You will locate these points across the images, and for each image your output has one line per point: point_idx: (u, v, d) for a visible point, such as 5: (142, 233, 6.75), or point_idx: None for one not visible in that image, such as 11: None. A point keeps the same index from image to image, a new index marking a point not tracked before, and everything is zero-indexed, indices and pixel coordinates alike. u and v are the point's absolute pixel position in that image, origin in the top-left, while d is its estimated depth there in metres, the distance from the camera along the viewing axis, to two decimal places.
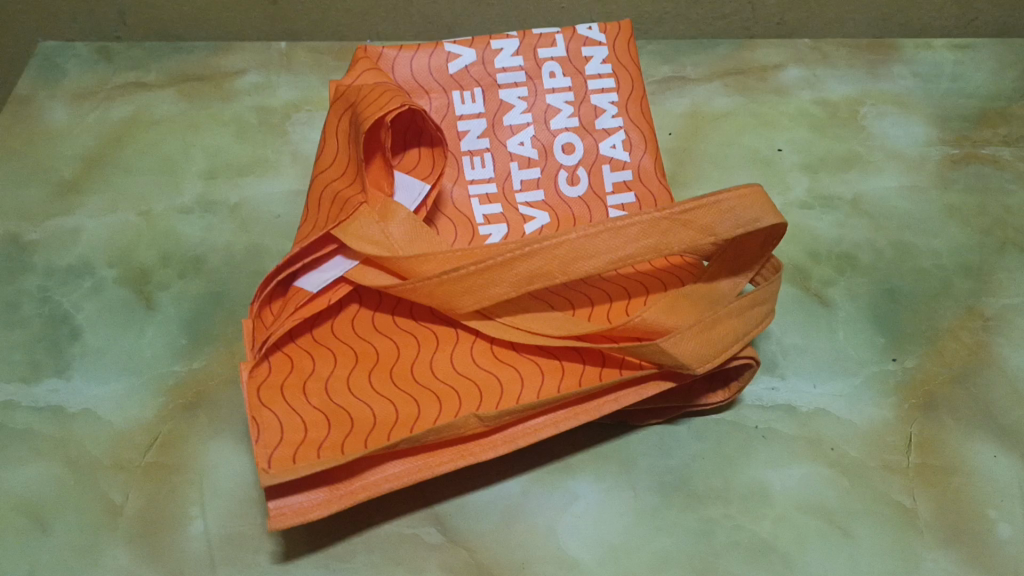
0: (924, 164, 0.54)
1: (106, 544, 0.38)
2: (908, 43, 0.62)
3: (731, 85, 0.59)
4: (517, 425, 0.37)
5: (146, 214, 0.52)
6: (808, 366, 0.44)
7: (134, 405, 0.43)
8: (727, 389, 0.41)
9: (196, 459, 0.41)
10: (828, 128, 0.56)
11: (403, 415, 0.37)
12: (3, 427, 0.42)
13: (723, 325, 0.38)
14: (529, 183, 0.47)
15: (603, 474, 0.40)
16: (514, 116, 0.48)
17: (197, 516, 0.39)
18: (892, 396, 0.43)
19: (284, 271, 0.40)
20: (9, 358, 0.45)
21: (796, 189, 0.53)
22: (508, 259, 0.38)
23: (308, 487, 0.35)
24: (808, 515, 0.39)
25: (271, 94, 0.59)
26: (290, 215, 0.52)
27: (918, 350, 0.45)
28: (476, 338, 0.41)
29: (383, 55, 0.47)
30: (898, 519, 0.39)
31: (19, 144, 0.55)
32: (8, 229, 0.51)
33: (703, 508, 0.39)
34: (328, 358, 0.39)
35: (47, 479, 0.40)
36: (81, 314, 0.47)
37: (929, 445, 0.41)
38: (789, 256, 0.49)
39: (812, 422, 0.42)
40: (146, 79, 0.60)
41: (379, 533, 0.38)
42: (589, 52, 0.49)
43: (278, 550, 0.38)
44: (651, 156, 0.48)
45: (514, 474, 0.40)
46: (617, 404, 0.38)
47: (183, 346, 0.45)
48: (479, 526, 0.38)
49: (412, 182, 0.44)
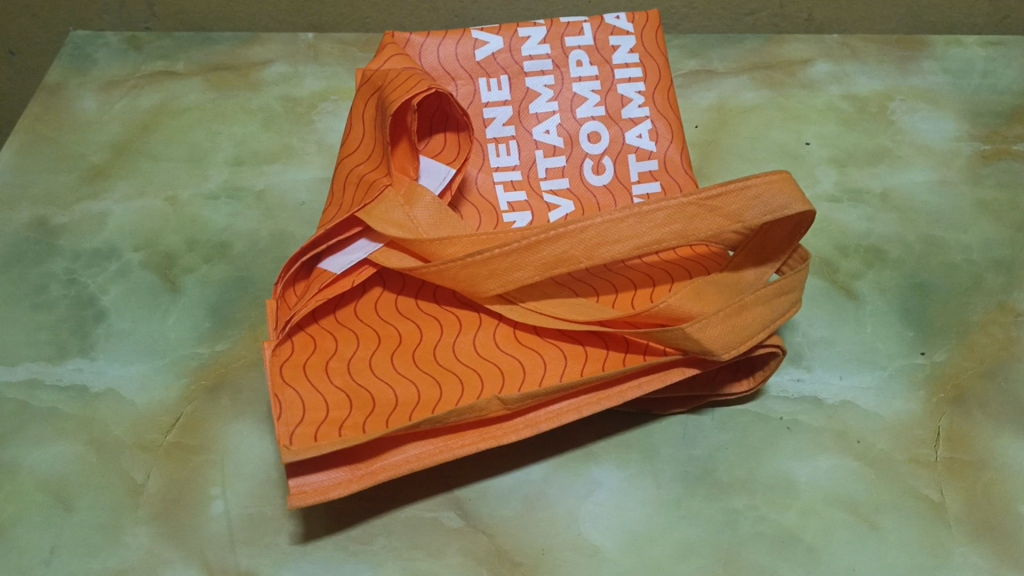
0: (955, 159, 0.53)
1: (128, 523, 0.38)
2: (939, 40, 0.61)
3: (759, 79, 0.58)
4: (539, 410, 0.37)
5: (172, 200, 0.52)
6: (836, 358, 0.44)
7: (157, 386, 0.43)
8: (752, 378, 0.41)
9: (219, 441, 0.41)
10: (857, 123, 0.56)
11: (425, 397, 0.37)
12: (28, 406, 0.42)
13: (750, 312, 0.38)
14: (554, 171, 0.47)
15: (625, 462, 0.40)
16: (540, 104, 0.48)
17: (218, 497, 0.39)
18: (921, 390, 0.42)
19: (309, 253, 0.40)
20: (35, 339, 0.45)
21: (823, 182, 0.52)
22: (532, 242, 0.37)
23: (329, 466, 0.35)
24: (834, 508, 0.38)
25: (298, 84, 0.59)
26: (315, 202, 0.52)
27: (947, 343, 0.44)
28: (499, 322, 0.41)
29: (411, 41, 0.47)
30: (926, 513, 0.38)
31: (49, 131, 0.56)
32: (36, 212, 0.51)
33: (727, 498, 0.39)
34: (351, 339, 0.39)
35: (70, 458, 0.40)
36: (106, 297, 0.47)
37: (959, 439, 0.40)
38: (816, 249, 0.48)
39: (838, 414, 0.41)
40: (174, 69, 0.60)
41: (399, 517, 0.38)
42: (617, 41, 0.49)
43: (298, 531, 0.38)
44: (678, 146, 0.48)
45: (536, 461, 0.40)
46: (640, 391, 0.37)
47: (206, 329, 0.45)
48: (500, 512, 0.38)
49: (437, 167, 0.44)
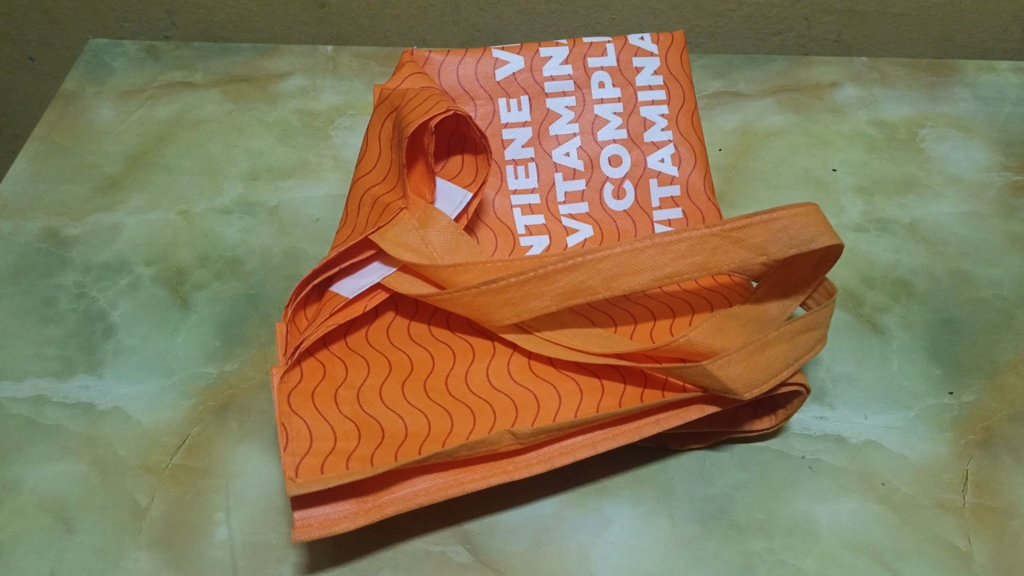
0: (986, 191, 0.52)
1: (129, 547, 0.37)
2: (970, 65, 0.59)
3: (785, 102, 0.57)
4: (553, 444, 0.36)
5: (186, 214, 0.51)
6: (860, 396, 0.42)
7: (164, 406, 0.42)
8: (774, 416, 0.40)
9: (224, 464, 0.40)
10: (885, 149, 0.54)
11: (435, 428, 0.36)
12: (32, 422, 0.41)
13: (773, 349, 0.37)
14: (574, 195, 0.46)
15: (640, 499, 0.39)
16: (561, 126, 0.47)
17: (221, 523, 0.38)
18: (947, 432, 0.41)
19: (321, 275, 0.39)
20: (42, 353, 0.44)
21: (850, 211, 0.51)
22: (550, 271, 0.36)
23: (335, 499, 0.34)
24: (856, 553, 0.37)
25: (315, 98, 0.59)
26: (329, 219, 0.51)
27: (976, 383, 0.43)
28: (513, 352, 0.40)
29: (430, 59, 0.46)
30: (951, 561, 0.36)
31: (65, 140, 0.55)
32: (49, 223, 0.50)
33: (744, 540, 0.37)
34: (361, 366, 0.38)
35: (73, 478, 0.39)
36: (115, 312, 0.46)
37: (986, 484, 0.39)
38: (841, 280, 0.47)
39: (862, 455, 0.40)
40: (192, 79, 0.60)
41: (405, 550, 0.37)
42: (640, 62, 0.48)
43: (302, 562, 0.37)
44: (701, 172, 0.46)
45: (548, 495, 0.39)
46: (657, 427, 0.36)
47: (216, 348, 0.45)
48: (509, 547, 0.37)
49: (454, 190, 0.43)
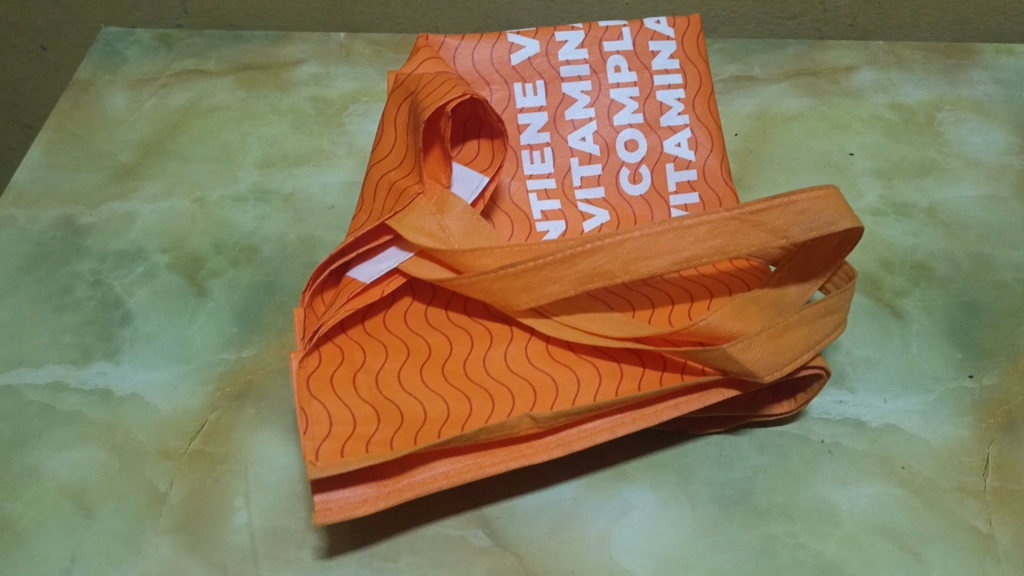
0: (1005, 173, 0.52)
1: (150, 533, 0.37)
2: (989, 48, 0.59)
3: (801, 86, 0.57)
4: (573, 429, 0.36)
5: (201, 201, 0.51)
6: (879, 380, 0.42)
7: (182, 392, 0.42)
8: (794, 400, 0.39)
9: (243, 450, 0.40)
10: (903, 133, 0.54)
11: (454, 413, 0.36)
12: (51, 409, 0.41)
13: (794, 332, 0.36)
14: (590, 180, 0.46)
15: (659, 484, 0.38)
16: (576, 110, 0.46)
17: (241, 508, 0.38)
18: (968, 415, 0.41)
19: (338, 261, 0.39)
20: (60, 341, 0.44)
21: (868, 195, 0.50)
22: (569, 255, 0.36)
23: (355, 483, 0.34)
24: (878, 537, 0.37)
25: (328, 85, 0.58)
26: (344, 206, 0.51)
27: (997, 366, 0.42)
28: (531, 337, 0.40)
29: (445, 44, 0.46)
30: (974, 545, 0.36)
31: (79, 128, 0.55)
32: (64, 212, 0.50)
33: (765, 524, 0.37)
34: (379, 351, 0.38)
35: (92, 464, 0.39)
36: (132, 299, 0.46)
37: (1008, 467, 0.39)
38: (860, 264, 0.47)
39: (882, 439, 0.40)
40: (205, 67, 0.59)
41: (425, 534, 0.37)
42: (657, 46, 0.47)
43: (322, 546, 0.37)
44: (717, 156, 0.46)
45: (567, 480, 0.39)
46: (677, 411, 0.36)
47: (233, 335, 0.45)
48: (529, 532, 0.37)
49: (470, 175, 0.43)
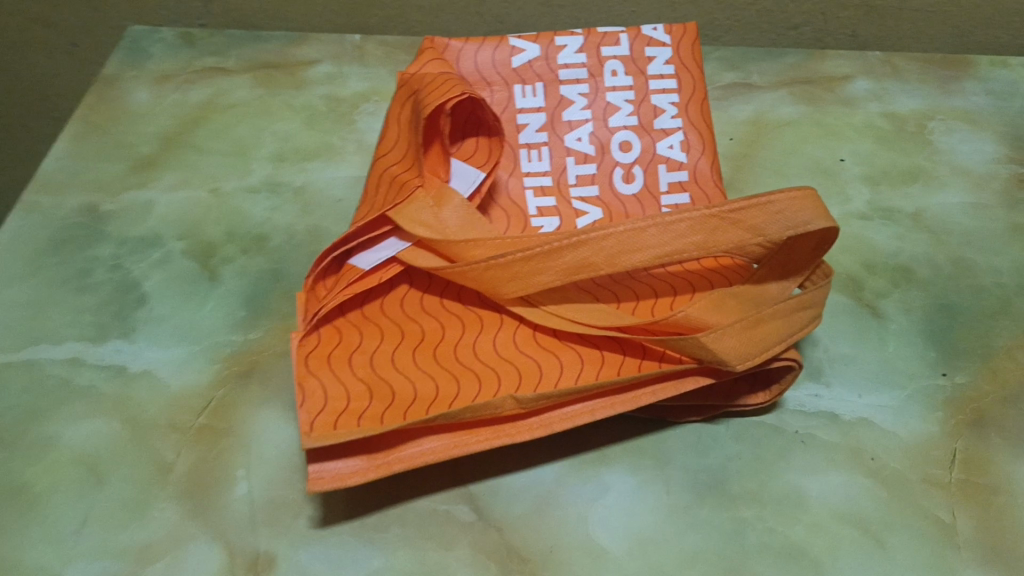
0: (991, 182, 0.53)
1: (156, 499, 0.40)
2: (983, 61, 0.60)
3: (797, 94, 0.58)
4: (555, 410, 0.38)
5: (216, 192, 0.54)
6: (855, 376, 0.44)
7: (192, 370, 0.45)
8: (769, 391, 0.41)
9: (246, 425, 0.42)
10: (894, 140, 0.56)
11: (443, 393, 0.38)
12: (68, 382, 0.44)
13: (768, 325, 0.38)
14: (584, 178, 0.48)
15: (638, 468, 0.40)
16: (573, 112, 0.49)
17: (242, 479, 0.40)
18: (939, 411, 0.42)
19: (340, 248, 0.41)
20: (78, 319, 0.47)
21: (855, 200, 0.52)
22: (555, 247, 0.38)
23: (346, 454, 0.36)
24: (844, 524, 0.38)
25: (342, 84, 0.61)
26: (352, 200, 0.54)
27: (970, 366, 0.44)
28: (520, 325, 0.42)
29: (450, 46, 0.49)
30: (935, 533, 0.38)
31: (104, 121, 0.58)
32: (87, 199, 0.53)
33: (736, 508, 0.39)
34: (375, 334, 0.41)
35: (105, 435, 0.42)
36: (148, 282, 0.49)
37: (974, 462, 0.40)
38: (843, 266, 0.49)
39: (854, 432, 0.41)
40: (225, 65, 0.62)
41: (413, 508, 0.39)
42: (653, 52, 0.49)
43: (316, 516, 0.39)
44: (708, 158, 0.48)
45: (550, 462, 0.41)
46: (654, 397, 0.38)
47: (241, 318, 0.47)
48: (511, 509, 0.39)
49: (468, 171, 0.45)
